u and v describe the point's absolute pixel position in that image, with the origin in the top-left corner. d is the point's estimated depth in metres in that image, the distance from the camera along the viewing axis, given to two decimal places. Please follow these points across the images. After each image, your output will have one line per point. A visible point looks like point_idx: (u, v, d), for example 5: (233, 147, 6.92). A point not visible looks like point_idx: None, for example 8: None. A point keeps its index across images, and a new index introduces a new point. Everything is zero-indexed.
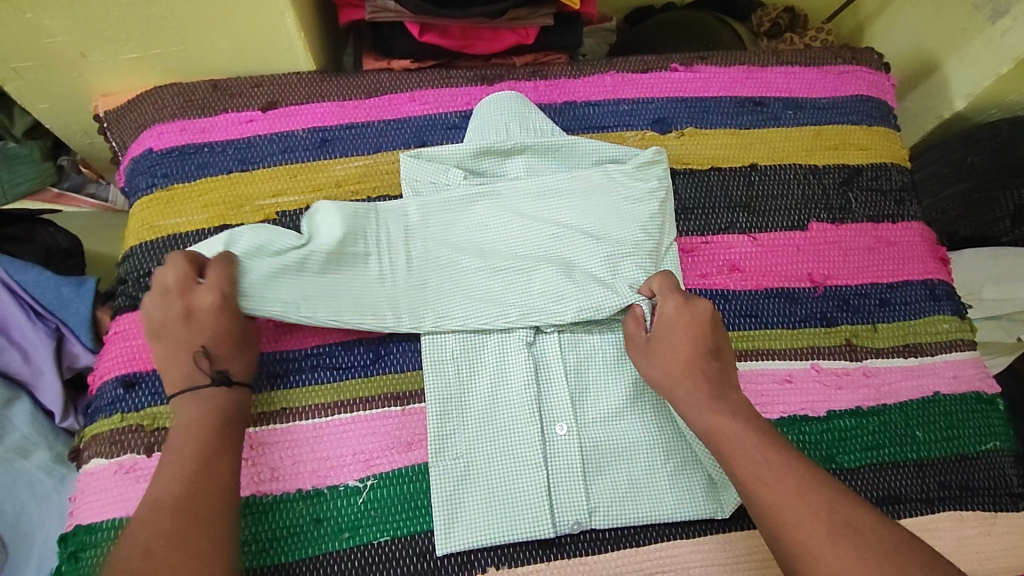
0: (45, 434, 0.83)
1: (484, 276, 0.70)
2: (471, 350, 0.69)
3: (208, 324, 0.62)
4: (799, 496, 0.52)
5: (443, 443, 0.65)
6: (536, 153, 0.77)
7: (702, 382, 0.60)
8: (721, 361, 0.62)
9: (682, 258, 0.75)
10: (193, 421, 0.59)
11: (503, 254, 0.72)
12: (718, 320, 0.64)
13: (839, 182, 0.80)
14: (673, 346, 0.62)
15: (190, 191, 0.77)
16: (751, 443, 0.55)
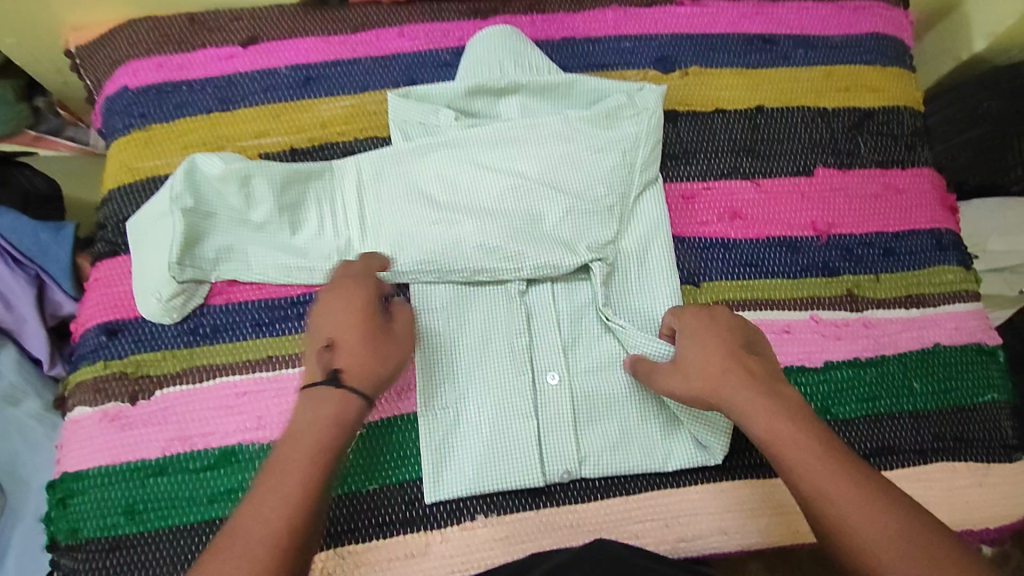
0: (33, 383, 0.82)
1: (475, 224, 0.67)
2: (460, 299, 0.67)
3: (344, 320, 0.56)
4: (863, 510, 0.48)
5: (433, 391, 0.64)
6: (532, 91, 0.72)
7: (754, 379, 0.55)
8: (760, 355, 0.58)
9: (682, 204, 0.72)
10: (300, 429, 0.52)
11: (494, 201, 0.68)
12: (742, 320, 0.61)
13: (849, 126, 0.76)
14: (711, 345, 0.58)
15: (167, 131, 0.73)
16: (812, 452, 0.51)
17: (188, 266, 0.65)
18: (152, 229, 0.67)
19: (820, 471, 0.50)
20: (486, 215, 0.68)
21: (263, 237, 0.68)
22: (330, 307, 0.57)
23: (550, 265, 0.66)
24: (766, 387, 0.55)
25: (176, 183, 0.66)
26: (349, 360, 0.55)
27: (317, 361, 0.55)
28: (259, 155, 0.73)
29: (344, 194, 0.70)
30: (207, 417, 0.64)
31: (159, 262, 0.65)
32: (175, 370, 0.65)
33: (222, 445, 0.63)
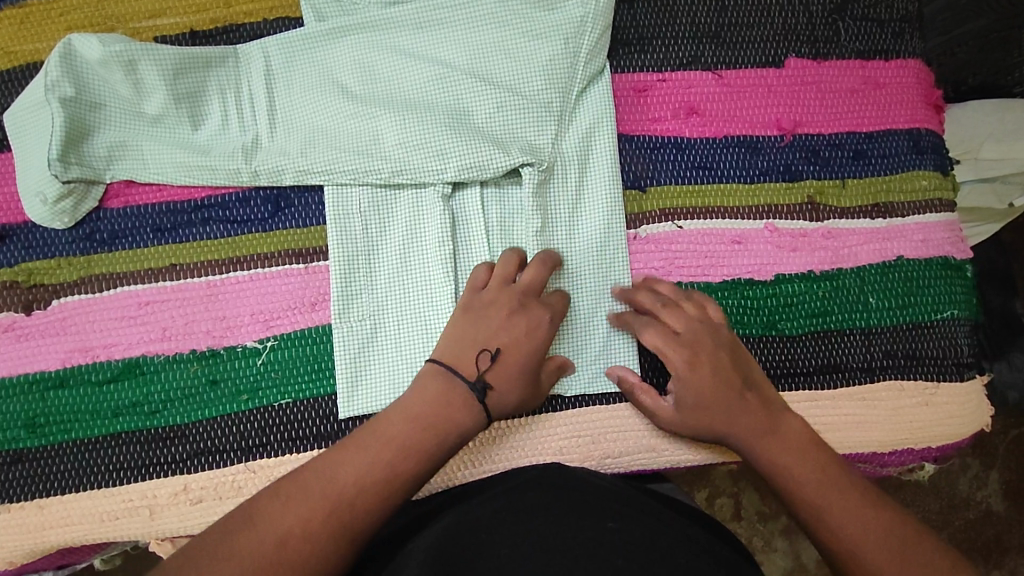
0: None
1: (395, 121, 0.60)
2: (380, 205, 0.61)
3: (527, 347, 0.55)
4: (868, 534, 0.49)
5: (349, 302, 0.60)
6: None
7: (756, 426, 0.54)
8: (754, 391, 0.55)
9: (632, 99, 0.65)
10: (411, 420, 0.52)
11: (416, 94, 0.61)
12: (730, 343, 0.56)
13: (829, 9, 0.67)
14: (714, 404, 0.55)
15: (46, 8, 0.64)
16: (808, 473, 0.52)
17: (74, 165, 0.59)
18: (29, 121, 0.59)
19: (807, 478, 0.52)
20: (407, 109, 0.60)
21: (158, 132, 0.61)
22: (519, 320, 0.55)
23: (474, 163, 0.60)
24: (768, 423, 0.54)
25: (52, 69, 0.58)
26: (500, 382, 0.54)
27: (471, 364, 0.54)
28: (154, 38, 0.64)
29: (249, 84, 0.62)
30: (108, 327, 0.59)
31: (40, 159, 0.58)
32: (71, 279, 0.60)
33: (125, 357, 0.59)
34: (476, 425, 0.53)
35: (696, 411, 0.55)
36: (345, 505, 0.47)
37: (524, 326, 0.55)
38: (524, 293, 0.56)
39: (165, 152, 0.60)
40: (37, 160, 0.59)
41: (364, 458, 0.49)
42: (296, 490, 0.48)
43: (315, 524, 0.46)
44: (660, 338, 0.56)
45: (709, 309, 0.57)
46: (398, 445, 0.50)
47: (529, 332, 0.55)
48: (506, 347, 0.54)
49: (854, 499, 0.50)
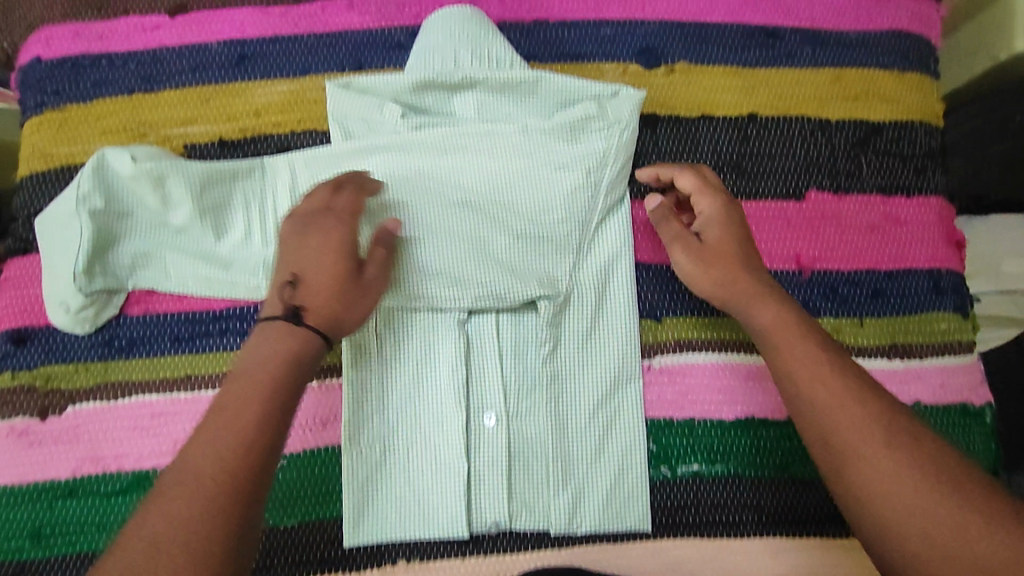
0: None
1: (451, 250, 0.61)
2: (394, 328, 0.61)
3: (329, 270, 0.52)
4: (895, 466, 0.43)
5: (360, 425, 0.60)
6: (487, 88, 0.63)
7: (771, 287, 0.55)
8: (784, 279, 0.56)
9: (651, 227, 0.65)
10: (256, 357, 0.48)
11: (472, 226, 0.62)
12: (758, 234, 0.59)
13: (851, 143, 0.67)
14: (732, 244, 0.57)
15: (85, 113, 0.66)
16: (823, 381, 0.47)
17: (99, 275, 0.60)
18: (58, 230, 0.60)
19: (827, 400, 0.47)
20: (467, 240, 0.62)
21: (181, 242, 0.61)
22: (328, 256, 0.53)
23: (489, 292, 0.61)
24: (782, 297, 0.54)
25: (83, 182, 0.59)
26: (316, 311, 0.50)
27: (274, 295, 0.51)
28: (184, 146, 0.65)
29: (271, 198, 0.63)
30: (121, 437, 0.60)
31: (64, 269, 0.59)
32: (88, 385, 0.61)
33: (135, 469, 0.59)
34: (312, 349, 0.49)
35: (716, 252, 0.57)
36: (226, 471, 0.42)
37: (326, 249, 0.53)
38: (316, 225, 0.54)
39: (188, 261, 0.61)
40: (63, 268, 0.60)
41: (218, 432, 0.44)
42: (178, 477, 0.42)
43: (190, 525, 0.40)
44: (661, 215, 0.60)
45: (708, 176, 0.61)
46: (255, 409, 0.45)
47: (344, 274, 0.53)
48: (301, 267, 0.52)
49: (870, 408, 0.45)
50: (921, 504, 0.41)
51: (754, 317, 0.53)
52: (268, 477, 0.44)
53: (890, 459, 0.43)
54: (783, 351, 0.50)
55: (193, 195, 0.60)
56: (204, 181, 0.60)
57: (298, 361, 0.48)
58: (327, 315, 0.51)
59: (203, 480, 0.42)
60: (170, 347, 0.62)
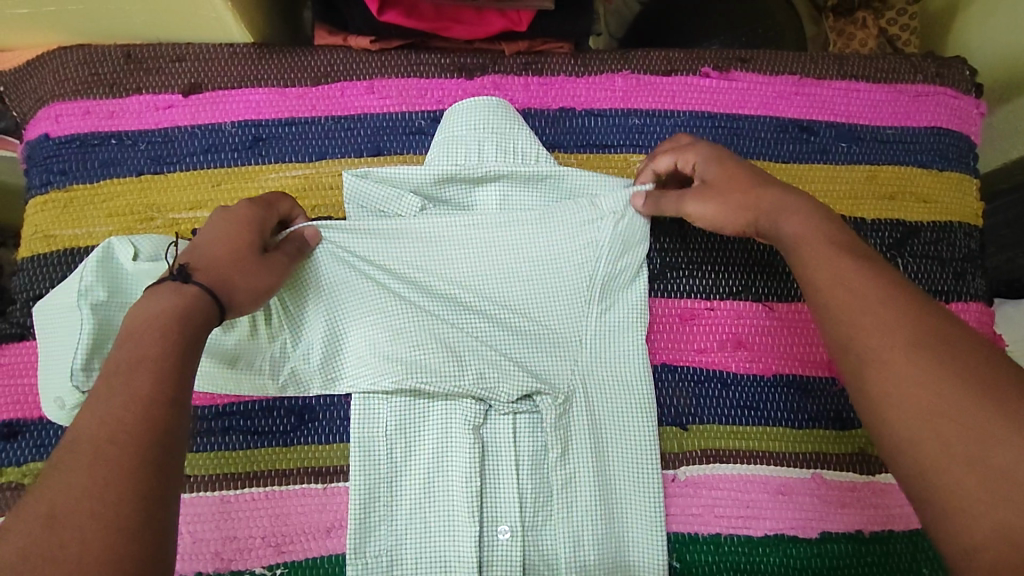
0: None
1: (364, 335, 0.59)
2: (407, 429, 0.58)
3: (228, 238, 0.50)
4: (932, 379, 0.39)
5: (366, 536, 0.56)
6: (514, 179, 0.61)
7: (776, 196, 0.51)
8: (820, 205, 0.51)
9: (678, 327, 0.63)
10: (141, 325, 0.42)
11: (389, 308, 0.59)
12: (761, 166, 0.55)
13: (888, 245, 0.65)
14: (733, 169, 0.54)
15: (91, 194, 0.63)
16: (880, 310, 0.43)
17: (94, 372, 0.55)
18: (61, 320, 0.58)
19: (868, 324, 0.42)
20: (383, 324, 0.59)
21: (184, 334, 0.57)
22: (221, 229, 0.51)
23: (512, 394, 0.58)
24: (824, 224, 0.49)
25: (89, 270, 0.56)
26: (208, 269, 0.47)
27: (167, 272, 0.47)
28: (191, 231, 0.63)
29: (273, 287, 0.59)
30: None
31: (65, 362, 0.56)
32: None
33: None
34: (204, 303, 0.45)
35: (722, 185, 0.54)
36: (126, 431, 0.37)
37: (229, 228, 0.51)
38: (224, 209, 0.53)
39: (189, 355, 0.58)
40: (62, 361, 0.57)
41: (109, 401, 0.38)
42: (71, 457, 0.36)
43: (105, 497, 0.34)
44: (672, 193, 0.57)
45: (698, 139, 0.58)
46: (148, 374, 0.40)
47: (240, 239, 0.51)
48: (200, 245, 0.49)
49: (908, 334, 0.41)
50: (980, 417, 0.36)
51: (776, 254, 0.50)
52: (170, 449, 0.38)
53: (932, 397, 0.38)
54: (834, 309, 0.44)
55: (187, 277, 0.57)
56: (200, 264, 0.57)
57: (191, 320, 0.44)
58: (219, 273, 0.48)
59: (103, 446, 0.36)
60: None
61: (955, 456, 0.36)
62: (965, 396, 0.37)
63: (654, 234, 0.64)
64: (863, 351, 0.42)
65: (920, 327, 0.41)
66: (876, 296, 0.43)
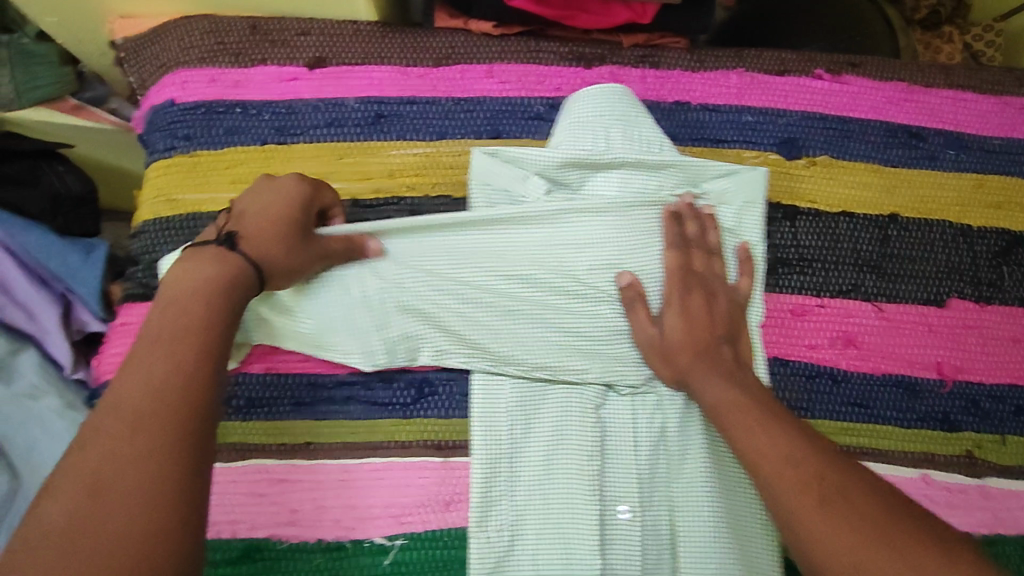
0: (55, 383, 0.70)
1: (418, 285, 0.60)
2: (529, 407, 0.60)
3: (275, 213, 0.53)
4: (794, 469, 0.48)
5: (488, 510, 0.58)
6: (642, 167, 0.63)
7: (707, 360, 0.58)
8: (737, 342, 0.60)
9: (790, 322, 0.64)
10: (181, 288, 0.46)
11: (467, 271, 0.61)
12: (738, 296, 0.62)
13: (994, 253, 0.66)
14: (685, 319, 0.59)
15: (215, 160, 0.64)
16: (753, 415, 0.53)
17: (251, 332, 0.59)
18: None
19: (754, 427, 0.52)
20: (430, 278, 0.61)
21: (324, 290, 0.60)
22: (259, 203, 0.53)
23: (637, 373, 0.61)
24: (740, 379, 0.57)
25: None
26: (253, 238, 0.51)
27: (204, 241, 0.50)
28: None
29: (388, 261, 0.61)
30: (235, 503, 0.58)
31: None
32: None
33: (247, 537, 0.57)
34: (240, 275, 0.49)
35: (679, 314, 0.59)
36: (158, 394, 0.40)
37: (268, 203, 0.53)
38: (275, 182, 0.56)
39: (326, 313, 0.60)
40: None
41: (151, 360, 0.42)
42: (105, 416, 0.39)
43: (138, 465, 0.37)
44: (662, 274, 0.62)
45: (743, 279, 0.63)
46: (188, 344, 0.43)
47: (282, 212, 0.53)
48: (241, 217, 0.52)
49: (782, 433, 0.51)
50: (825, 520, 0.45)
51: (704, 392, 0.57)
52: (207, 416, 0.41)
53: (791, 496, 0.47)
54: (732, 424, 0.54)
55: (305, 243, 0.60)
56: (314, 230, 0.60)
57: (231, 291, 0.48)
58: (258, 245, 0.51)
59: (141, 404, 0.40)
60: (280, 404, 0.60)
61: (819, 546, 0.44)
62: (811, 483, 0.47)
63: (769, 229, 0.66)
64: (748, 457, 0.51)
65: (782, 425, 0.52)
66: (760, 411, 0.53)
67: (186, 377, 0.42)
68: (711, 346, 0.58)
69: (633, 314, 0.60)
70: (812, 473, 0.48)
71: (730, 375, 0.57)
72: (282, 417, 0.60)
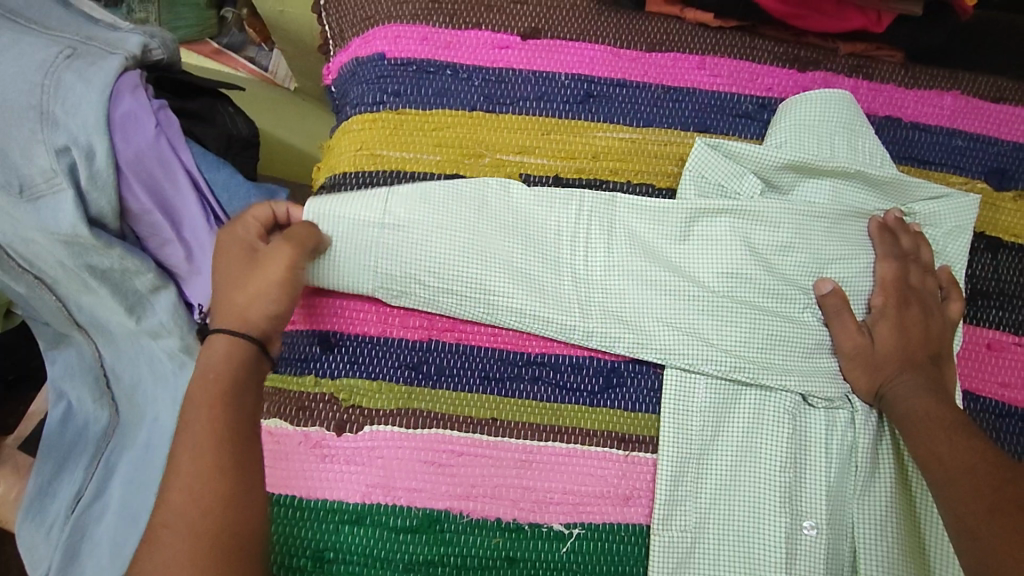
0: (183, 327, 0.73)
1: (625, 273, 0.60)
2: (721, 409, 0.58)
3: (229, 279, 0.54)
4: (972, 476, 0.49)
5: (675, 510, 0.56)
6: (863, 181, 0.62)
7: (913, 371, 0.57)
8: (942, 365, 0.58)
9: (984, 357, 0.62)
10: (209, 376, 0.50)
11: (673, 262, 0.60)
12: (950, 322, 0.60)
13: None
14: (893, 332, 0.59)
15: (421, 120, 0.63)
16: (943, 425, 0.53)
17: (399, 288, 0.58)
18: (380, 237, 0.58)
19: (944, 437, 0.52)
20: (616, 267, 0.60)
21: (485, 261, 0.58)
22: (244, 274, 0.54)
23: (836, 387, 0.59)
24: (941, 393, 0.56)
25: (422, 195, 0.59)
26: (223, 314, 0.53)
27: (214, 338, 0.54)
28: (520, 175, 0.62)
29: (598, 242, 0.60)
30: (414, 471, 0.55)
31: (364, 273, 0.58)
32: (388, 407, 0.57)
33: (426, 507, 0.55)
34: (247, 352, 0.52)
35: (885, 325, 0.59)
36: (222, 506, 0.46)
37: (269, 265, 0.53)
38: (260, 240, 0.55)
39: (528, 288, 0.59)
40: (358, 267, 0.58)
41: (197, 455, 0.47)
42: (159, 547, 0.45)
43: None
44: (874, 284, 0.61)
45: (953, 303, 0.61)
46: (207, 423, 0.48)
47: (269, 273, 0.53)
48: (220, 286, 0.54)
49: (976, 445, 0.51)
50: (996, 535, 0.45)
51: (900, 401, 0.56)
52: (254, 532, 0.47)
53: (960, 506, 0.48)
54: (922, 436, 0.53)
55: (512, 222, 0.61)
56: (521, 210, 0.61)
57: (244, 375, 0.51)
58: (244, 321, 0.52)
59: (197, 526, 0.45)
60: (470, 376, 0.58)
61: (995, 558, 0.45)
62: (985, 496, 0.48)
63: (971, 261, 0.64)
64: (933, 469, 0.52)
65: (972, 438, 0.52)
66: (948, 422, 0.53)
67: (216, 482, 0.46)
68: (915, 360, 0.58)
69: (838, 323, 0.59)
70: (986, 498, 0.47)
71: (932, 387, 0.56)
72: (469, 389, 0.57)
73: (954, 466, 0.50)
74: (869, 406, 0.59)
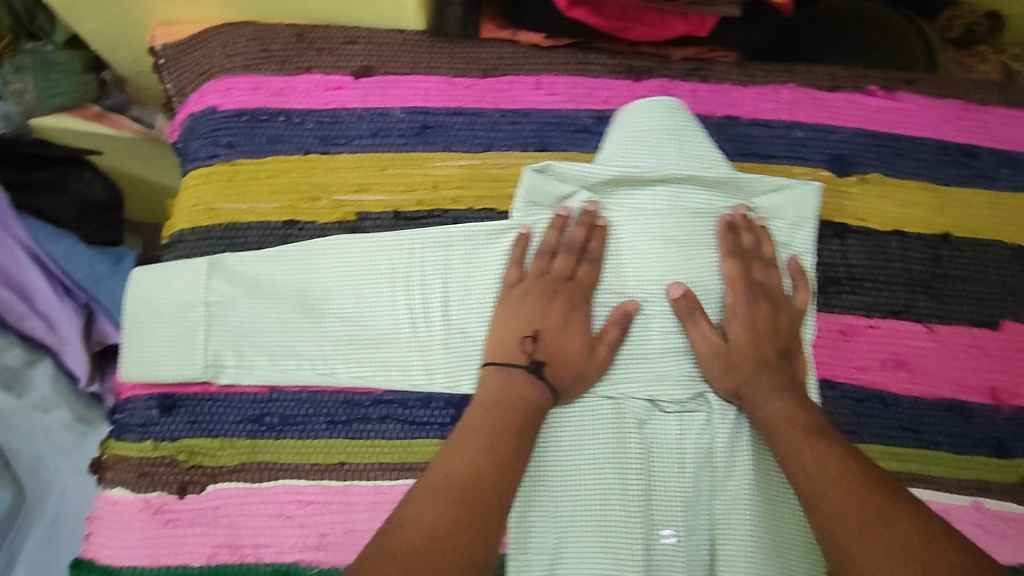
0: (68, 396, 0.69)
1: (470, 301, 0.59)
2: (572, 427, 0.57)
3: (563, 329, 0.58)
4: (834, 482, 0.49)
5: (529, 534, 0.55)
6: (698, 183, 0.63)
7: (762, 370, 0.57)
8: (791, 361, 0.59)
9: (840, 343, 0.62)
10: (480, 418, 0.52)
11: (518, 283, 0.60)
12: (797, 321, 0.60)
13: None
14: (743, 335, 0.58)
15: (255, 169, 0.62)
16: (802, 429, 0.53)
17: (226, 366, 0.57)
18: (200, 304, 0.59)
19: (806, 444, 0.52)
20: (459, 297, 0.59)
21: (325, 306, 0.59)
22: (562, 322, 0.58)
23: (684, 389, 0.59)
24: (793, 391, 0.56)
25: (252, 257, 0.59)
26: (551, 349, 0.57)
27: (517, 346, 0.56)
28: (357, 215, 0.62)
29: (438, 274, 0.60)
30: (262, 526, 0.54)
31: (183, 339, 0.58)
32: (232, 463, 0.55)
33: (276, 561, 0.53)
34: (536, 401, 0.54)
35: (739, 333, 0.59)
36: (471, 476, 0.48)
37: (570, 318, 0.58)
38: (557, 297, 0.58)
39: (368, 325, 0.59)
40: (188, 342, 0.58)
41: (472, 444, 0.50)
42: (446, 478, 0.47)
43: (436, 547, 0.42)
44: (723, 283, 0.61)
45: (800, 292, 0.61)
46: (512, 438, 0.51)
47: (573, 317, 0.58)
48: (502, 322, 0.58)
49: (833, 447, 0.51)
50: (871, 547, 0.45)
51: (757, 408, 0.56)
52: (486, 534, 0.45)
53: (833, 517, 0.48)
54: (785, 445, 0.53)
55: (349, 261, 0.59)
56: (356, 249, 0.59)
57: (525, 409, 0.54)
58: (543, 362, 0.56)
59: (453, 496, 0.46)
60: (314, 420, 0.57)
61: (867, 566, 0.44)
62: (858, 505, 0.47)
63: (819, 249, 0.65)
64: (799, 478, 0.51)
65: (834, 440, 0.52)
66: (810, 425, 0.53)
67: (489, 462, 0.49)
68: (766, 360, 0.58)
69: (688, 326, 0.59)
70: (855, 507, 0.47)
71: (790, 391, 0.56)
72: (314, 435, 0.56)
73: (818, 475, 0.50)
74: (723, 405, 0.59)
